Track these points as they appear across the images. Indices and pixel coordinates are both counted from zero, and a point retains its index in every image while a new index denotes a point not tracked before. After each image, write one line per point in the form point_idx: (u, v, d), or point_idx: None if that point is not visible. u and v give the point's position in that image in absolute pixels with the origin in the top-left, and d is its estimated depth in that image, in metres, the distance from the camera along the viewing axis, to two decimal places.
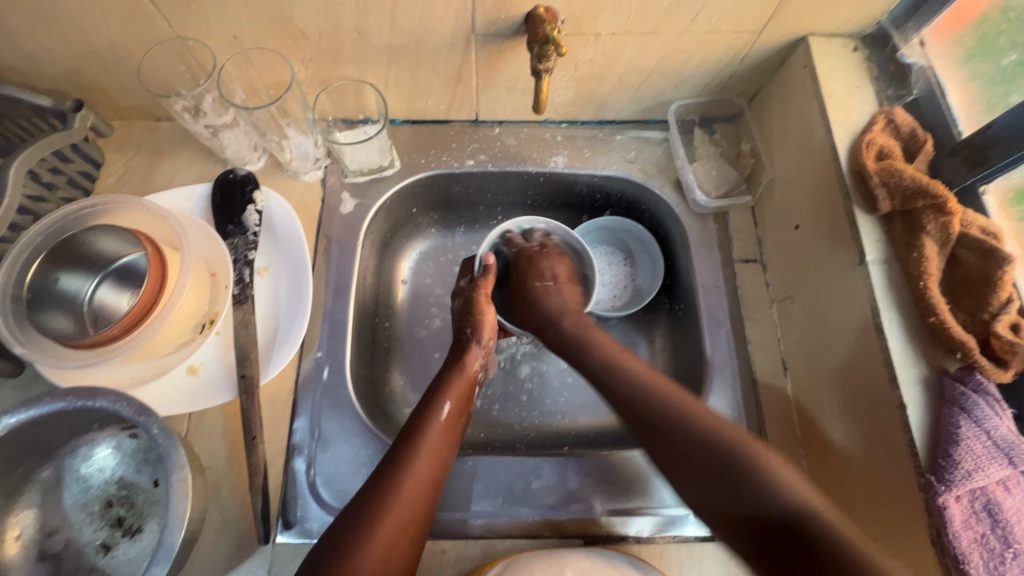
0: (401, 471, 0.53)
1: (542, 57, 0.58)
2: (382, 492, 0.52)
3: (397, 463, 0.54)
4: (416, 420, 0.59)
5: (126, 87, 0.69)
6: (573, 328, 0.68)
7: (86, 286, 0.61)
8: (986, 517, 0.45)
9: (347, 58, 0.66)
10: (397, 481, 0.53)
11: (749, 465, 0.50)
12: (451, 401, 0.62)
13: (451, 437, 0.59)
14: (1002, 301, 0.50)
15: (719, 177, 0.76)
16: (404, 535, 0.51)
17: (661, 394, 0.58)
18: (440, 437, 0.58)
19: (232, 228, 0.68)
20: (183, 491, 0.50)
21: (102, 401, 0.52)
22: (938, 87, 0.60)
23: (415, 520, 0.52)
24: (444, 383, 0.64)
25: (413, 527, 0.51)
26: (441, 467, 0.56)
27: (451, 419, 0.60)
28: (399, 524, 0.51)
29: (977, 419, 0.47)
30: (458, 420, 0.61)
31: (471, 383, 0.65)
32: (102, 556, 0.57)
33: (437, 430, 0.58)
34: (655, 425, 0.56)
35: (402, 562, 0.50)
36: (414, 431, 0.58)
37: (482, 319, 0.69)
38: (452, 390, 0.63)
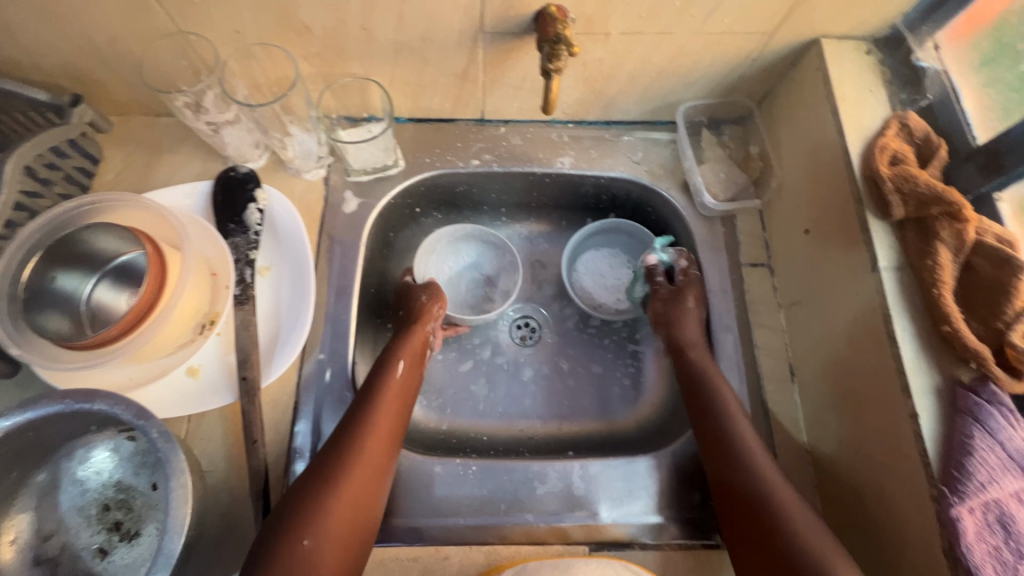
0: (360, 428, 0.57)
1: (552, 56, 0.56)
2: (343, 450, 0.55)
3: (357, 421, 0.57)
4: (371, 380, 0.62)
5: (125, 81, 0.67)
6: (698, 362, 0.65)
7: (84, 286, 0.59)
8: (999, 529, 0.45)
9: (351, 55, 0.64)
10: (356, 439, 0.56)
11: (772, 484, 0.53)
12: (405, 360, 0.65)
13: (406, 395, 0.63)
14: (1016, 310, 0.49)
15: (726, 180, 0.75)
16: (366, 488, 0.54)
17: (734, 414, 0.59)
18: (395, 395, 0.62)
19: (233, 227, 0.67)
20: (183, 497, 0.49)
21: (100, 405, 0.50)
22: (953, 92, 0.59)
23: (377, 473, 0.55)
24: (397, 345, 0.67)
25: (376, 479, 0.55)
26: (397, 422, 0.60)
27: (407, 377, 0.64)
28: (363, 479, 0.54)
29: (991, 430, 0.46)
30: (412, 379, 0.65)
31: (423, 344, 0.69)
32: (98, 561, 0.56)
33: (392, 389, 0.62)
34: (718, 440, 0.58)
35: (367, 508, 0.53)
36: (371, 390, 0.61)
37: (437, 287, 0.74)
38: (406, 351, 0.66)
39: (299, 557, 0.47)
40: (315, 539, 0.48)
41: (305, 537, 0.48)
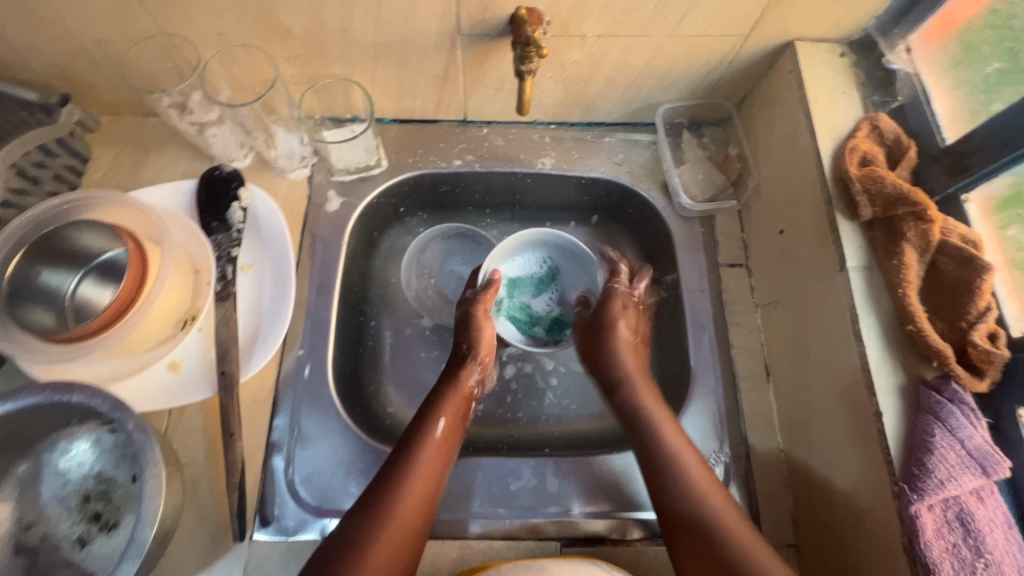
0: (396, 489, 0.55)
1: (524, 57, 0.57)
2: (378, 514, 0.53)
3: (389, 483, 0.56)
4: (410, 436, 0.60)
5: (112, 82, 0.69)
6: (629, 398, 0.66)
7: (68, 282, 0.60)
8: (958, 526, 0.45)
9: (333, 57, 0.66)
10: (389, 501, 0.54)
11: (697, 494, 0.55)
12: (446, 418, 0.63)
13: (445, 456, 0.60)
14: (980, 310, 0.49)
15: (705, 181, 0.76)
16: (397, 557, 0.52)
17: (687, 463, 0.58)
18: (434, 453, 0.59)
19: (216, 225, 0.68)
20: (156, 489, 0.50)
21: (78, 397, 0.52)
22: (923, 94, 0.60)
23: (409, 541, 0.53)
24: (438, 398, 0.65)
25: (407, 549, 0.53)
26: (436, 484, 0.58)
27: (445, 434, 0.62)
28: (394, 547, 0.52)
29: (951, 428, 0.47)
30: (451, 438, 0.62)
31: (465, 399, 0.66)
32: (77, 550, 0.57)
33: (429, 450, 0.59)
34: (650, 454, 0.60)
35: None
36: (409, 448, 0.59)
37: (481, 335, 0.70)
38: (448, 407, 0.64)
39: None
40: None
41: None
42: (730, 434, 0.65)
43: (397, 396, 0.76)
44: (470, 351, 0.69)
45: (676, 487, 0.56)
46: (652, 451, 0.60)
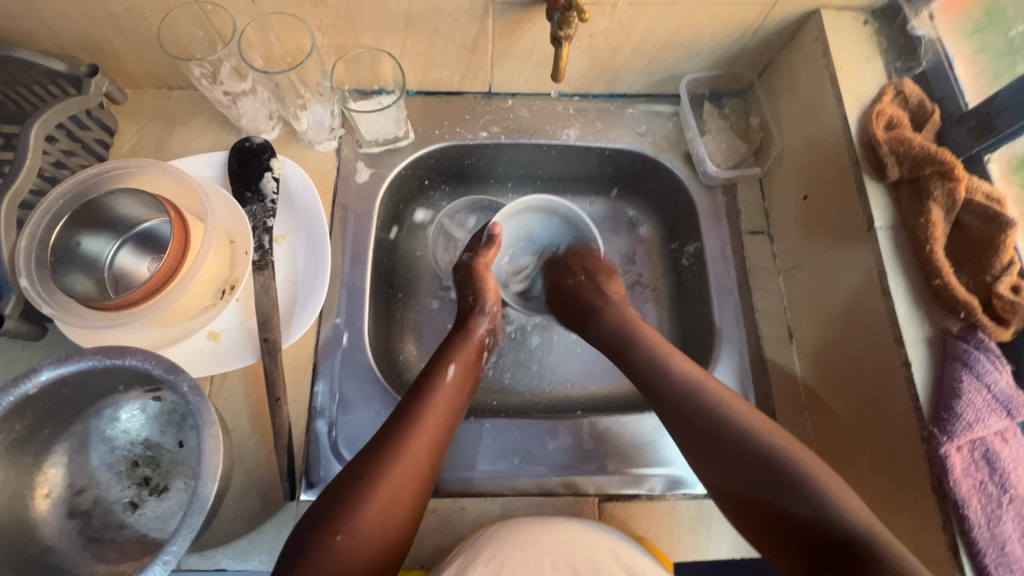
0: (410, 427, 0.58)
1: (563, 23, 0.57)
2: (390, 449, 0.56)
3: (404, 421, 0.58)
4: (421, 382, 0.62)
5: (140, 52, 0.68)
6: (611, 321, 0.70)
7: (106, 250, 0.61)
8: (983, 464, 0.48)
9: (364, 26, 0.66)
10: (403, 438, 0.57)
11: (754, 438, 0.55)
12: (456, 363, 0.65)
13: (456, 399, 0.63)
14: (1003, 265, 0.52)
15: (728, 150, 0.77)
16: (409, 489, 0.55)
17: (743, 425, 0.56)
18: (447, 398, 0.62)
19: (250, 196, 0.69)
20: (214, 447, 0.51)
21: (131, 360, 0.53)
22: (946, 59, 0.62)
23: (419, 475, 0.56)
24: (450, 348, 0.67)
25: (416, 482, 0.56)
26: (446, 426, 0.60)
27: (457, 380, 0.64)
28: (403, 479, 0.55)
29: (977, 373, 0.49)
30: (462, 383, 0.65)
31: (476, 349, 0.69)
32: (129, 513, 0.58)
33: (442, 392, 0.62)
34: (672, 401, 0.60)
35: (402, 512, 0.54)
36: (422, 390, 0.61)
37: (484, 287, 0.73)
38: (459, 354, 0.66)
39: (332, 551, 0.49)
40: (348, 534, 0.50)
41: (338, 532, 0.50)
42: (757, 393, 0.67)
43: None
44: (476, 303, 0.72)
45: (727, 446, 0.55)
46: (689, 414, 0.58)
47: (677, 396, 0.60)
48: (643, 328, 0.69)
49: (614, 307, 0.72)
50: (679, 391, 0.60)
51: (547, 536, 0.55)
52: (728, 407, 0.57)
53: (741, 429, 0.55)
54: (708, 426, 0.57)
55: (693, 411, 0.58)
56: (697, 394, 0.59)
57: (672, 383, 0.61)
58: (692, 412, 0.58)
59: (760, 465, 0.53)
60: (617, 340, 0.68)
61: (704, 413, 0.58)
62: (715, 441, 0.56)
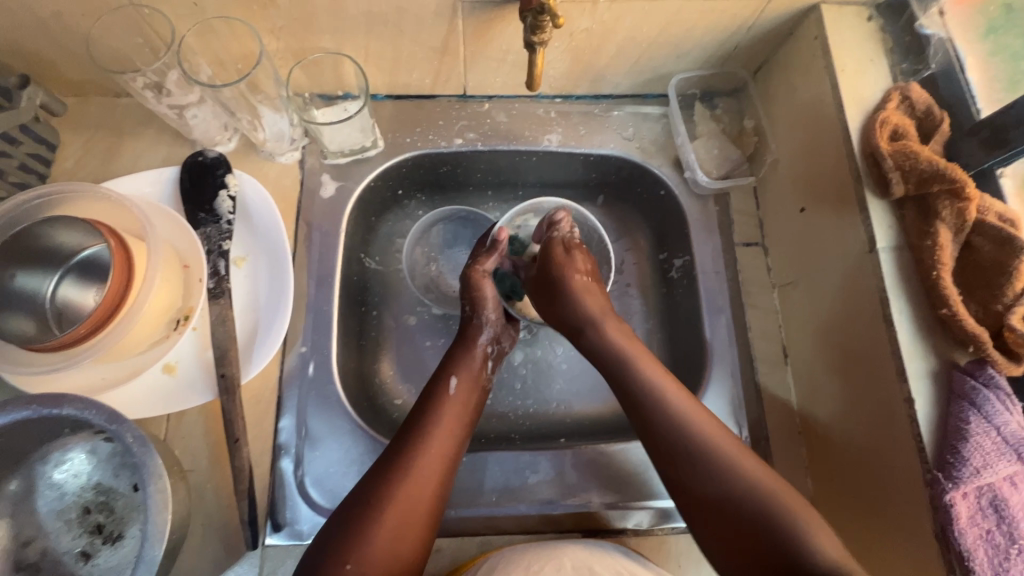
0: (415, 447, 0.53)
1: (536, 28, 0.51)
2: (397, 472, 0.51)
3: (406, 442, 0.54)
4: (426, 399, 0.58)
5: (76, 60, 0.62)
6: (596, 341, 0.62)
7: (45, 284, 0.55)
8: (991, 512, 0.45)
9: (322, 29, 0.60)
10: (407, 460, 0.52)
11: (717, 457, 0.51)
12: (458, 375, 0.61)
13: (463, 413, 0.58)
14: (1016, 292, 0.48)
15: (720, 156, 0.72)
16: (419, 512, 0.51)
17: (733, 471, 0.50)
18: (453, 414, 0.57)
19: (203, 217, 0.64)
20: (162, 503, 0.47)
21: (68, 410, 0.48)
22: (957, 62, 0.56)
23: (429, 498, 0.52)
24: (452, 361, 0.62)
25: (425, 506, 0.51)
26: (455, 443, 0.56)
27: (462, 393, 0.59)
28: (410, 504, 0.50)
29: (987, 414, 0.46)
30: (468, 396, 0.60)
31: (481, 360, 0.63)
32: (81, 564, 0.55)
33: (447, 408, 0.57)
34: (649, 427, 0.55)
35: (412, 541, 0.49)
36: (425, 408, 0.57)
37: (483, 296, 0.66)
38: (462, 366, 0.61)
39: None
40: (358, 564, 0.46)
41: (348, 561, 0.46)
42: (749, 420, 0.64)
43: (406, 387, 0.73)
44: (475, 311, 0.66)
45: (705, 482, 0.51)
46: (670, 446, 0.53)
47: (668, 438, 0.53)
48: (638, 353, 0.60)
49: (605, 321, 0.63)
50: (654, 413, 0.55)
51: (549, 566, 0.52)
52: (694, 425, 0.53)
53: (706, 450, 0.52)
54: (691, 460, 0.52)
55: (684, 456, 0.52)
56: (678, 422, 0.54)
57: (662, 423, 0.54)
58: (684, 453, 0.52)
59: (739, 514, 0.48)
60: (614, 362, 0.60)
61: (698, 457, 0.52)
62: (699, 477, 0.51)
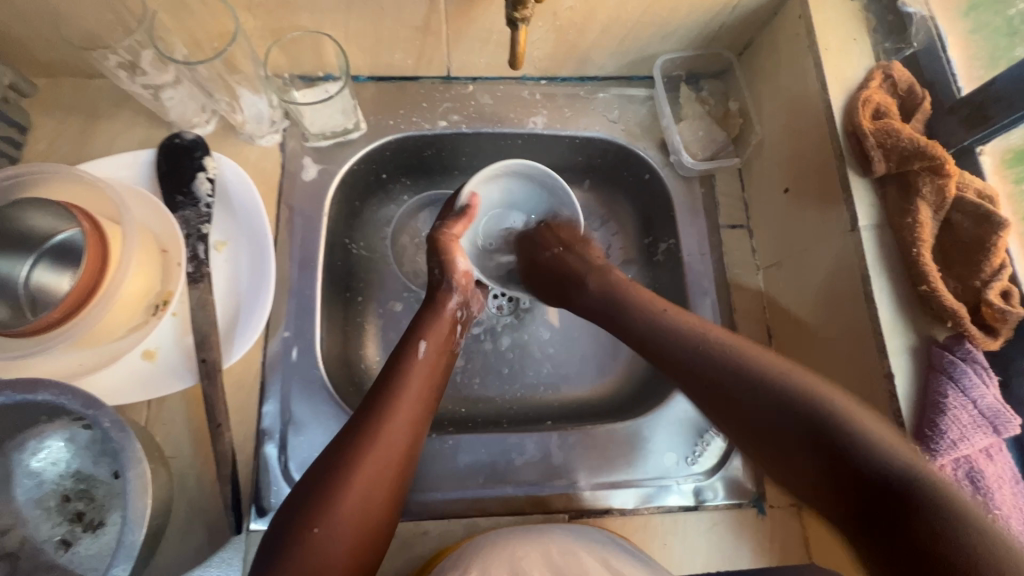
0: (384, 410, 0.53)
1: (518, 4, 0.51)
2: (366, 436, 0.51)
3: (376, 405, 0.53)
4: (393, 362, 0.58)
5: (45, 39, 0.60)
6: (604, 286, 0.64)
7: (19, 268, 0.54)
8: (967, 484, 0.46)
9: (300, 6, 0.59)
10: (377, 425, 0.52)
11: (754, 366, 0.50)
12: (428, 339, 0.60)
13: (433, 376, 0.58)
14: (993, 268, 0.49)
15: (705, 138, 0.72)
16: (389, 476, 0.51)
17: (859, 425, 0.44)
18: (421, 378, 0.57)
19: (182, 199, 0.62)
20: (142, 488, 0.46)
21: (44, 395, 0.47)
22: (939, 40, 0.58)
23: (396, 462, 0.51)
24: (420, 325, 0.61)
25: (394, 468, 0.51)
26: (424, 406, 0.56)
27: (430, 357, 0.59)
28: (378, 466, 0.50)
29: (963, 388, 0.47)
30: (438, 360, 0.60)
31: (450, 325, 0.63)
32: (62, 552, 0.54)
33: (417, 371, 0.57)
34: (670, 359, 0.55)
35: (381, 502, 0.50)
36: (394, 371, 0.57)
37: (454, 260, 0.65)
38: (432, 329, 0.61)
39: (311, 544, 0.46)
40: (326, 526, 0.46)
41: (316, 525, 0.46)
42: None
43: None
44: (443, 275, 0.65)
45: (743, 398, 0.50)
46: (694, 368, 0.53)
47: (769, 409, 0.48)
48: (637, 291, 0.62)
49: (604, 269, 0.67)
50: (675, 347, 0.55)
51: (532, 551, 0.52)
52: (723, 348, 0.53)
53: (749, 362, 0.51)
54: (722, 381, 0.51)
55: (718, 376, 0.52)
56: (695, 344, 0.54)
57: (753, 391, 0.49)
58: (799, 425, 0.46)
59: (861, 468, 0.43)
60: (648, 331, 0.58)
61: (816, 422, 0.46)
62: (736, 395, 0.50)
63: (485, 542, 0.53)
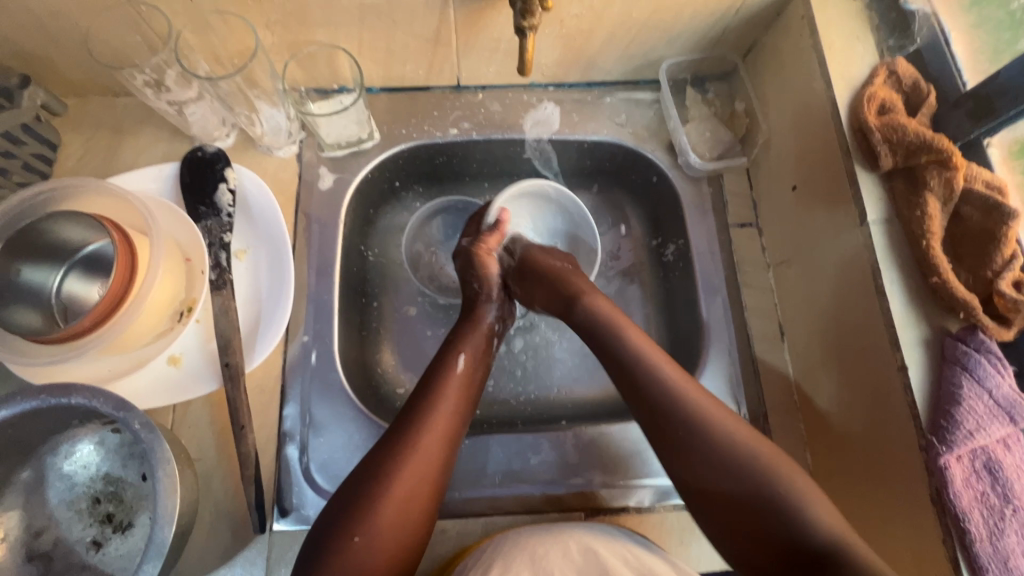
0: (420, 423, 0.54)
1: (526, 12, 0.53)
2: (406, 447, 0.52)
3: (414, 418, 0.54)
4: (432, 375, 0.59)
5: (75, 60, 0.63)
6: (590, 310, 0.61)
7: (52, 278, 0.56)
8: (985, 474, 0.46)
9: (316, 21, 0.61)
10: (414, 437, 0.53)
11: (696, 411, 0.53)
12: (466, 352, 0.61)
13: (468, 389, 0.59)
14: (1005, 259, 0.49)
15: (712, 139, 0.73)
16: (427, 489, 0.52)
17: (794, 487, 0.48)
18: (460, 393, 0.58)
19: (205, 210, 0.65)
20: (170, 487, 0.48)
21: (77, 399, 0.49)
22: (943, 35, 0.58)
23: (434, 475, 0.52)
24: (458, 338, 0.63)
25: (432, 481, 0.52)
26: (461, 418, 0.57)
27: (468, 370, 0.60)
28: (416, 478, 0.51)
29: (978, 378, 0.47)
30: (474, 373, 0.61)
31: (486, 337, 0.64)
32: (93, 553, 0.56)
33: (454, 384, 0.58)
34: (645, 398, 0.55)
35: (419, 514, 0.51)
36: (432, 383, 0.58)
37: (489, 274, 0.68)
38: (469, 343, 0.62)
39: (349, 553, 0.47)
40: (365, 536, 0.48)
41: (356, 534, 0.47)
42: (748, 397, 0.64)
43: (408, 376, 0.73)
44: (481, 287, 0.67)
45: (694, 446, 0.52)
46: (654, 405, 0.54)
47: (709, 460, 0.51)
48: (624, 321, 0.60)
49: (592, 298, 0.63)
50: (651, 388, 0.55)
51: (553, 550, 0.52)
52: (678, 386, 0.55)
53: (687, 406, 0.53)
54: (670, 420, 0.53)
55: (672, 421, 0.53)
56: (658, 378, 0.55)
57: (703, 439, 0.52)
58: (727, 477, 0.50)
59: (788, 531, 0.47)
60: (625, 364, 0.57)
61: (755, 486, 0.49)
62: (687, 439, 0.52)
63: (505, 541, 0.54)
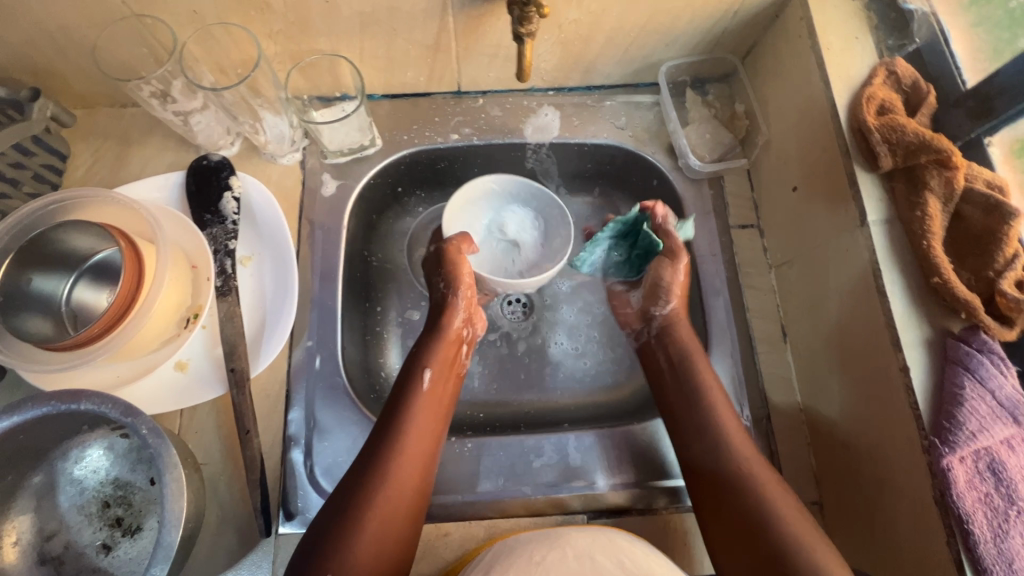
0: (390, 444, 0.55)
1: (523, 19, 0.53)
2: (376, 468, 0.53)
3: (384, 439, 0.56)
4: (399, 394, 0.60)
5: (83, 72, 0.64)
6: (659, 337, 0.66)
7: (62, 287, 0.57)
8: (988, 475, 0.46)
9: (317, 31, 0.62)
10: (386, 458, 0.54)
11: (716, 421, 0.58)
12: (433, 366, 0.62)
13: (437, 405, 0.60)
14: (1007, 258, 0.49)
15: (713, 141, 0.73)
16: (401, 504, 0.53)
17: (772, 496, 0.52)
18: (427, 407, 0.59)
19: (209, 218, 0.66)
20: (178, 491, 0.49)
21: (86, 404, 0.50)
22: (942, 35, 0.58)
23: (407, 494, 0.54)
24: (423, 353, 0.63)
25: (407, 500, 0.53)
26: (432, 435, 0.58)
27: (434, 386, 0.61)
28: (391, 501, 0.52)
29: (981, 378, 0.47)
30: (442, 387, 0.62)
31: (453, 345, 0.65)
32: (103, 556, 0.56)
33: (422, 400, 0.59)
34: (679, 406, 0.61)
35: (396, 535, 0.51)
36: (399, 402, 0.59)
37: (459, 273, 0.67)
38: (436, 357, 0.63)
39: None
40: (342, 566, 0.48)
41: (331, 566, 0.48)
42: (750, 399, 0.64)
43: None
44: (448, 288, 0.67)
45: (704, 455, 0.57)
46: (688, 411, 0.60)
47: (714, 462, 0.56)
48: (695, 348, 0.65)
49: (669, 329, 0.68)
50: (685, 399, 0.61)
51: (551, 556, 0.52)
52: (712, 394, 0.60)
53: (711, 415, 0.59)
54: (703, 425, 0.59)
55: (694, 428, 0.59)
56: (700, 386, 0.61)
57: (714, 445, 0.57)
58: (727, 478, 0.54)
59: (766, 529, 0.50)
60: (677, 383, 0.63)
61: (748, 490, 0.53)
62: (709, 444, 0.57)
63: (508, 545, 0.54)
